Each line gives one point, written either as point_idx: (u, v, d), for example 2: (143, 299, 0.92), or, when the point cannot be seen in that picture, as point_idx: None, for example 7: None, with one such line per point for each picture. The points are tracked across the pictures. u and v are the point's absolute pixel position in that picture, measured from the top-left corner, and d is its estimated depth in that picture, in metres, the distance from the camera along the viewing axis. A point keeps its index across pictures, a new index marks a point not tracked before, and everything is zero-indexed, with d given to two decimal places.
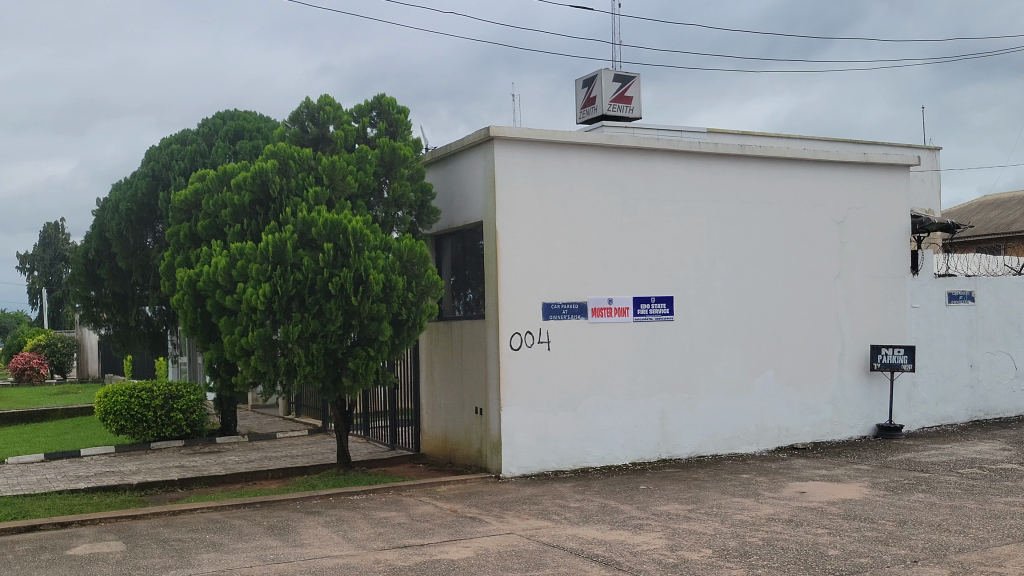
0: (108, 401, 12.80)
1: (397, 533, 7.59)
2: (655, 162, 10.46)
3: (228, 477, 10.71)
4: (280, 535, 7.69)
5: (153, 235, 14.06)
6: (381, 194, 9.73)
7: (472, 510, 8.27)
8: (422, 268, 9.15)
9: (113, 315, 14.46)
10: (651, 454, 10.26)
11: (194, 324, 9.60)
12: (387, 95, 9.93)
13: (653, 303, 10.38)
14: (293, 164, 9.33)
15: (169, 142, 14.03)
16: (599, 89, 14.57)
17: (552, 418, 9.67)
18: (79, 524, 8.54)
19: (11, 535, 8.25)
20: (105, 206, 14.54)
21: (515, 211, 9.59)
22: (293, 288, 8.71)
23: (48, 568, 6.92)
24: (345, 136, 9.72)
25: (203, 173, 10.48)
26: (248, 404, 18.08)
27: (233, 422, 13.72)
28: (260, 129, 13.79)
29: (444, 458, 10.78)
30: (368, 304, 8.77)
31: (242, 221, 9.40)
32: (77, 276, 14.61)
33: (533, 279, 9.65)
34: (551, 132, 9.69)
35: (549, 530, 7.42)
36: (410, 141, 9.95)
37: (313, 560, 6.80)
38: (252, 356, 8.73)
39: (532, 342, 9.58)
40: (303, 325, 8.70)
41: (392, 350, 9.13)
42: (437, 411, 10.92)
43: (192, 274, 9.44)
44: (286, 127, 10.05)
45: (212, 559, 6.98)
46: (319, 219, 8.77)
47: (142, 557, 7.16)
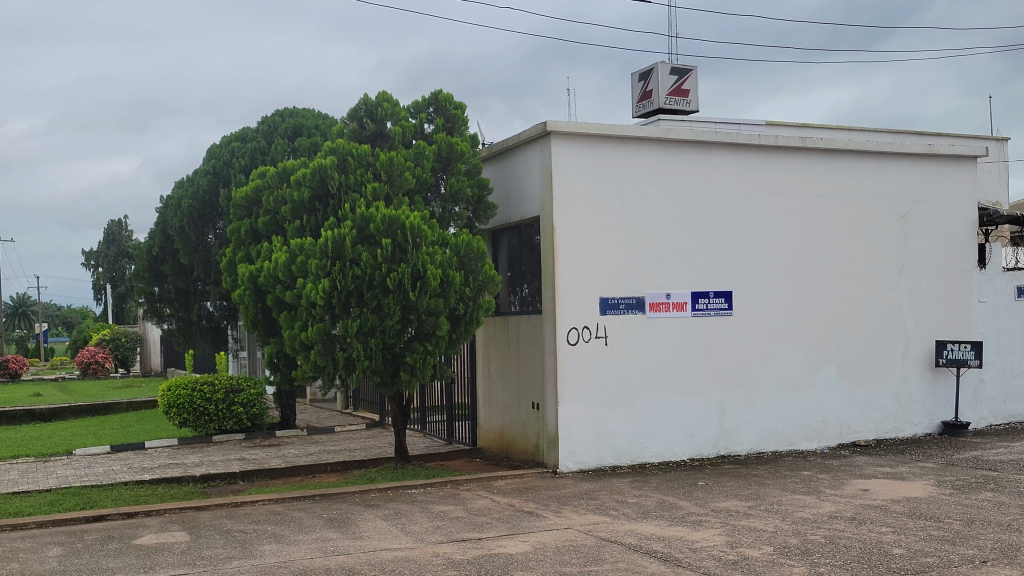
0: (171, 395, 13.08)
1: (455, 527, 7.63)
2: (713, 155, 10.36)
3: (288, 470, 10.86)
4: (340, 528, 7.78)
5: (215, 232, 14.31)
6: (438, 189, 9.79)
7: (529, 505, 8.29)
8: (480, 263, 9.17)
9: (176, 310, 14.74)
10: (710, 450, 10.17)
11: (255, 319, 9.75)
12: (444, 91, 9.96)
13: (712, 298, 10.29)
14: (352, 160, 9.42)
15: (229, 140, 14.24)
16: (655, 83, 14.47)
17: (609, 414, 9.64)
18: (145, 515, 8.72)
19: (80, 524, 8.46)
20: (168, 202, 14.81)
21: (572, 205, 9.57)
22: (352, 283, 8.78)
23: (116, 557, 7.08)
24: (402, 132, 9.79)
25: (264, 170, 10.64)
26: (307, 398, 18.35)
27: (292, 416, 13.91)
28: (318, 126, 13.95)
29: (501, 453, 10.80)
30: (426, 299, 8.81)
31: (302, 217, 9.52)
32: (140, 272, 14.90)
33: (590, 274, 9.63)
34: (608, 126, 9.64)
35: (607, 526, 7.40)
36: (467, 137, 9.98)
37: (373, 552, 6.87)
38: (311, 351, 8.83)
39: (589, 337, 9.56)
40: (362, 320, 8.78)
41: (449, 345, 9.18)
42: (494, 406, 10.95)
43: (253, 270, 9.58)
44: (344, 124, 10.16)
45: (273, 550, 7.08)
46: (377, 214, 8.84)
47: (206, 548, 7.29)
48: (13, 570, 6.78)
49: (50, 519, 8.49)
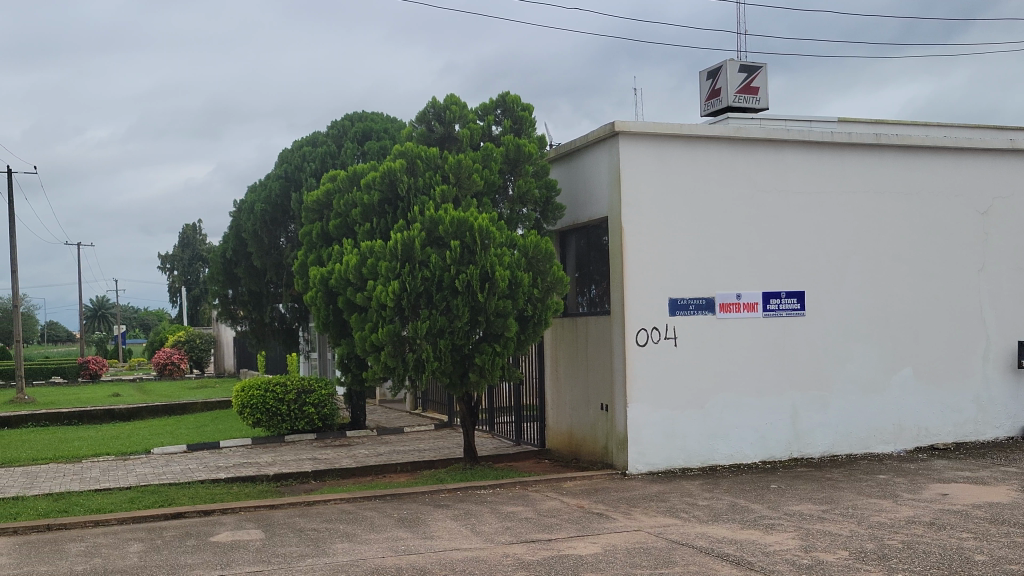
0: (245, 395, 13.35)
1: (525, 527, 7.65)
2: (784, 153, 10.21)
3: (359, 470, 11.00)
4: (411, 528, 7.85)
5: (286, 235, 14.52)
6: (506, 191, 9.83)
7: (598, 506, 8.26)
8: (548, 265, 9.15)
9: (249, 312, 15.03)
10: (782, 453, 10.02)
11: (326, 320, 9.90)
12: (512, 93, 9.99)
13: (784, 298, 10.14)
14: (421, 163, 9.51)
15: (300, 145, 14.47)
16: (723, 81, 14.19)
17: (679, 415, 9.56)
18: (221, 513, 8.92)
19: (159, 521, 8.68)
20: (241, 207, 15.11)
21: (641, 206, 9.52)
22: (422, 285, 8.85)
23: (194, 553, 7.25)
24: (470, 135, 9.84)
25: (334, 174, 10.82)
26: (377, 398, 18.57)
27: (362, 416, 14.07)
28: (387, 129, 14.10)
29: (569, 454, 10.79)
30: (494, 301, 8.83)
31: (372, 220, 9.66)
32: (215, 274, 15.23)
33: (659, 274, 9.57)
34: (677, 125, 9.58)
35: (677, 528, 7.35)
36: (535, 138, 9.99)
37: (443, 552, 6.92)
38: (382, 352, 8.93)
39: (658, 338, 9.51)
40: (431, 321, 8.84)
41: (518, 346, 9.20)
42: (562, 407, 10.95)
43: (324, 272, 9.74)
44: (412, 127, 10.26)
45: (345, 549, 7.18)
46: (446, 217, 8.89)
47: (281, 545, 7.43)
48: (97, 565, 6.99)
49: (130, 516, 8.72)
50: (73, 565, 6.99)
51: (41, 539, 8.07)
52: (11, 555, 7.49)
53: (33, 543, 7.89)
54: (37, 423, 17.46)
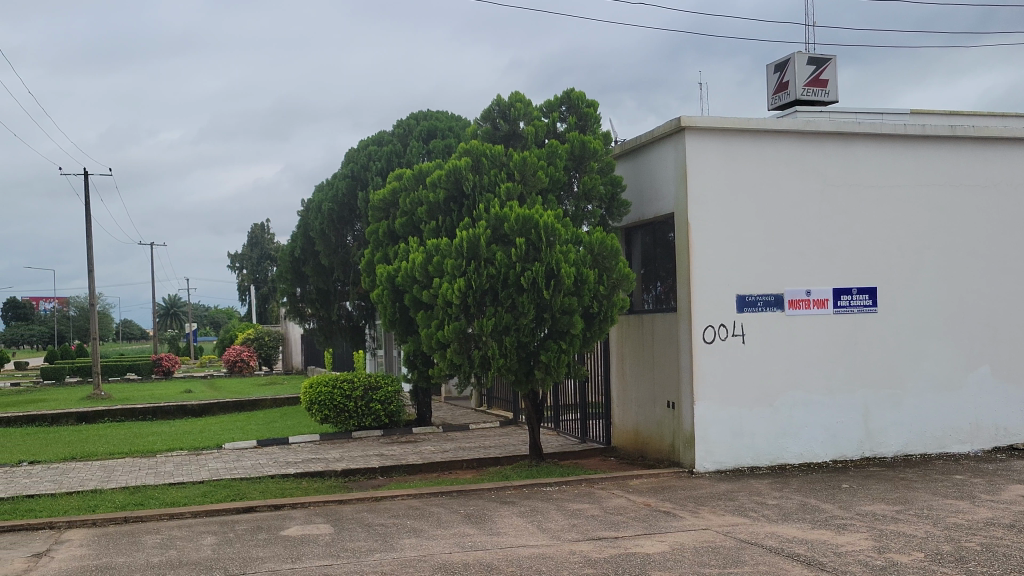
0: (314, 392, 13.55)
1: (592, 525, 7.63)
2: (856, 147, 10.01)
3: (426, 466, 11.08)
4: (477, 524, 7.88)
5: (353, 234, 14.66)
6: (571, 187, 9.81)
7: (666, 505, 8.21)
8: (614, 262, 9.12)
9: (317, 310, 15.24)
10: (854, 452, 9.84)
11: (393, 318, 10.00)
12: (577, 89, 9.95)
13: (855, 294, 9.95)
14: (486, 160, 9.54)
15: (367, 144, 14.63)
16: (791, 73, 13.80)
17: (748, 413, 9.45)
18: (291, 507, 9.06)
19: (232, 515, 8.86)
20: (309, 206, 15.32)
21: (708, 201, 9.42)
22: (487, 282, 8.87)
23: (266, 547, 7.38)
24: (535, 132, 9.84)
25: (400, 173, 10.94)
26: (442, 395, 18.70)
27: (428, 413, 14.16)
28: (452, 128, 14.16)
29: (636, 452, 10.72)
30: (560, 298, 8.81)
31: (437, 217, 9.75)
32: (284, 273, 15.52)
33: (726, 271, 9.47)
34: (744, 119, 9.46)
35: (746, 527, 7.26)
36: (600, 134, 9.94)
37: (510, 549, 6.93)
38: (448, 350, 8.99)
39: (726, 335, 9.40)
40: (497, 319, 8.85)
41: (583, 343, 9.17)
42: (628, 405, 10.90)
43: (391, 270, 9.83)
44: (478, 125, 10.31)
45: (413, 544, 7.25)
46: (512, 214, 8.90)
47: (350, 540, 7.52)
48: (172, 557, 7.16)
49: (204, 509, 8.91)
50: (150, 557, 7.17)
51: (118, 531, 8.29)
52: (90, 546, 7.71)
53: (111, 535, 8.12)
54: (113, 419, 17.96)
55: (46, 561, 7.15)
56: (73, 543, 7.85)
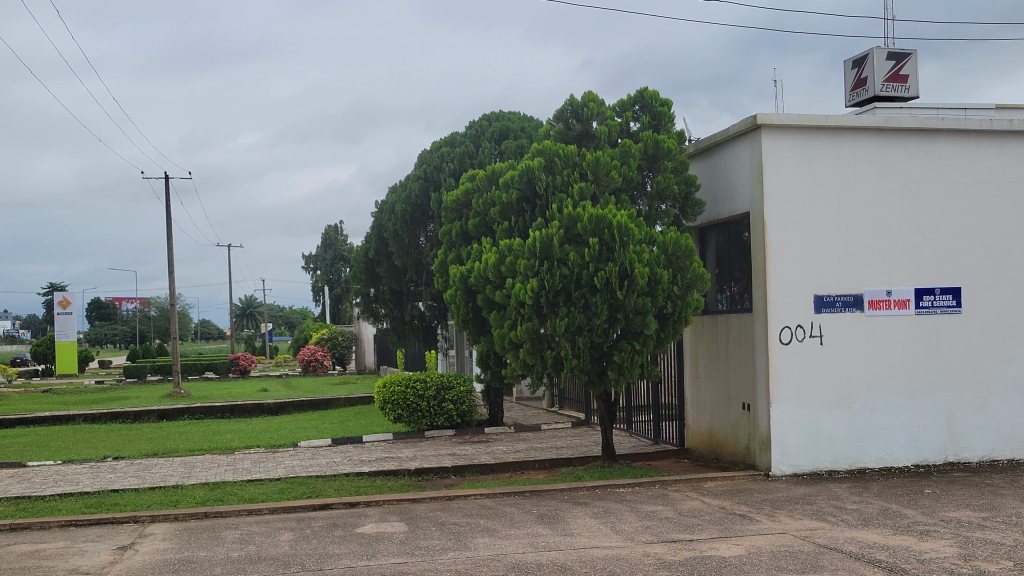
0: (387, 392, 13.71)
1: (666, 527, 7.56)
2: (939, 143, 9.75)
3: (498, 466, 11.12)
4: (550, 524, 7.88)
5: (425, 235, 14.77)
6: (644, 187, 9.74)
7: (741, 508, 8.09)
8: (689, 262, 9.03)
9: (391, 310, 15.40)
10: (937, 456, 9.59)
11: (466, 318, 10.07)
12: (650, 88, 9.89)
13: (938, 294, 9.69)
14: (559, 161, 9.54)
15: (439, 145, 14.74)
16: (870, 69, 13.48)
17: (825, 416, 9.28)
18: (366, 505, 9.17)
19: (308, 512, 9.00)
20: (383, 207, 15.49)
21: (785, 200, 9.28)
22: (560, 283, 8.85)
23: (342, 544, 7.48)
24: (608, 132, 9.80)
25: (473, 174, 11.07)
26: (514, 396, 18.76)
27: (500, 413, 14.20)
28: (524, 128, 14.15)
29: (710, 454, 10.61)
30: (634, 298, 8.75)
31: (511, 218, 9.80)
32: (358, 273, 15.77)
33: (804, 271, 9.31)
34: (823, 116, 9.30)
35: (825, 532, 7.12)
36: (674, 134, 9.84)
37: (584, 549, 6.91)
38: (521, 350, 9.02)
39: (803, 335, 9.25)
40: (570, 319, 8.83)
41: (657, 343, 9.10)
42: (702, 406, 10.78)
43: (464, 270, 9.90)
44: (550, 125, 10.32)
45: (487, 543, 7.27)
46: (585, 214, 8.87)
47: (424, 538, 7.57)
48: (252, 551, 7.30)
49: (280, 506, 9.07)
50: (230, 552, 7.32)
51: (199, 526, 8.48)
52: (173, 540, 7.91)
53: (192, 530, 8.31)
54: (193, 417, 18.42)
55: (130, 554, 7.35)
56: (156, 536, 8.06)
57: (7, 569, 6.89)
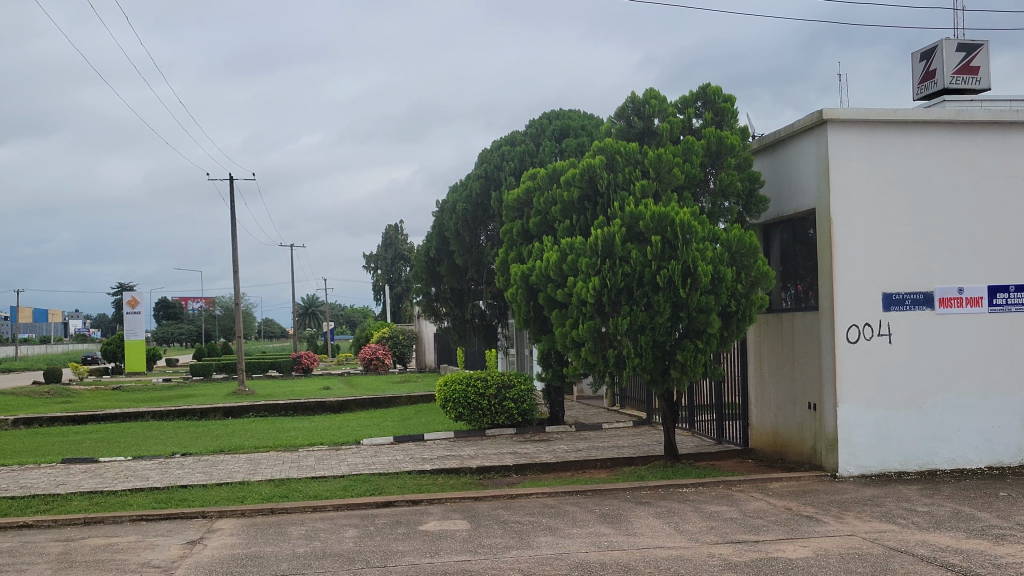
0: (448, 390, 13.79)
1: (730, 528, 7.48)
2: (1013, 137, 9.48)
3: (560, 465, 11.10)
4: (613, 524, 7.84)
5: (486, 233, 14.80)
6: (707, 184, 9.64)
7: (808, 509, 7.97)
8: (754, 259, 8.89)
9: (451, 309, 15.49)
10: (1011, 458, 9.33)
11: (527, 316, 10.09)
12: (713, 84, 9.78)
13: (1012, 292, 9.44)
14: (620, 158, 9.50)
15: (500, 144, 14.78)
16: (939, 62, 13.14)
17: (894, 416, 9.09)
18: (428, 503, 9.22)
19: (371, 509, 9.08)
20: (444, 206, 15.57)
21: (852, 196, 9.11)
22: (622, 281, 8.81)
23: (405, 541, 7.53)
24: (670, 128, 9.72)
25: (534, 173, 11.15)
26: (574, 395, 18.72)
27: (561, 412, 14.17)
28: (584, 126, 14.09)
29: (775, 454, 10.46)
30: (697, 296, 8.66)
31: (572, 216, 9.79)
32: (420, 272, 15.92)
33: (871, 268, 9.14)
34: (891, 111, 9.12)
35: (896, 535, 6.98)
36: (737, 130, 9.72)
37: (647, 549, 6.87)
38: (582, 348, 9.00)
39: (871, 334, 9.07)
40: (632, 317, 8.79)
41: (721, 342, 8.99)
42: (766, 405, 10.64)
43: (525, 269, 9.93)
44: (612, 123, 10.29)
45: (549, 542, 7.27)
46: (647, 211, 8.82)
47: (487, 537, 7.59)
48: (317, 548, 7.39)
49: (345, 503, 9.17)
50: (295, 547, 7.42)
51: (265, 522, 8.62)
52: (240, 535, 8.04)
53: (259, 525, 8.44)
54: (258, 414, 18.72)
55: (199, 548, 7.49)
56: (224, 532, 8.20)
57: (82, 562, 7.08)
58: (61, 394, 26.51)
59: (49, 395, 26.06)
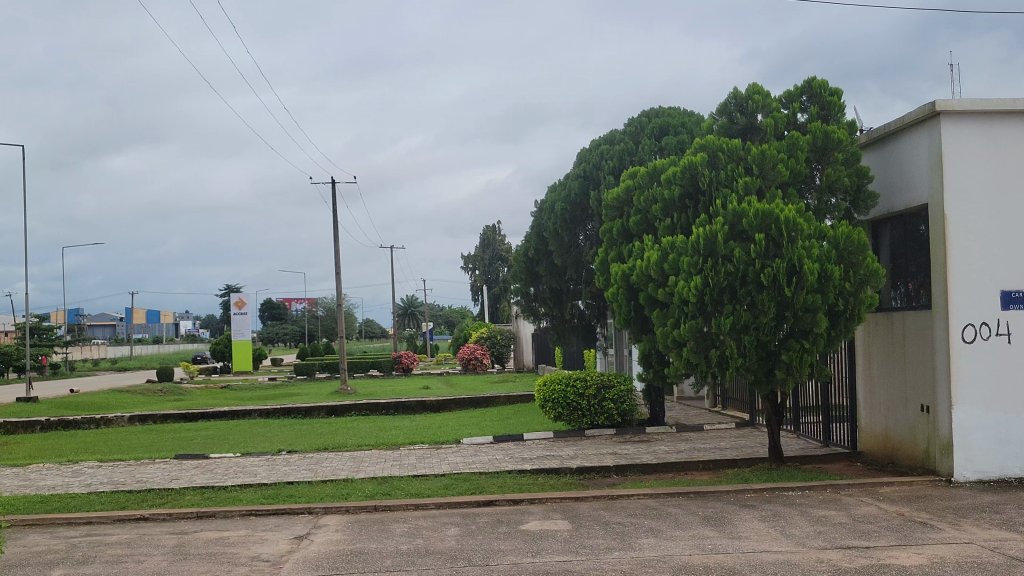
0: (547, 390, 13.80)
1: (840, 533, 7.28)
2: None
3: (661, 466, 10.98)
4: (717, 526, 7.72)
5: (585, 233, 14.75)
6: (813, 180, 9.39)
7: (922, 515, 7.70)
8: (862, 257, 8.60)
9: (551, 309, 15.49)
10: None
11: (628, 316, 10.06)
12: (819, 77, 9.53)
13: None
14: (722, 155, 9.36)
15: (599, 144, 14.72)
16: None
17: (1014, 419, 8.71)
18: (529, 502, 9.24)
19: (473, 508, 9.15)
20: (543, 207, 15.59)
21: (967, 190, 8.77)
22: (725, 280, 8.69)
23: (507, 540, 7.55)
24: (774, 124, 9.52)
25: (634, 171, 11.13)
26: (674, 396, 18.53)
27: (661, 413, 14.02)
28: (685, 123, 13.89)
29: (886, 458, 10.14)
30: (803, 295, 8.44)
31: (673, 214, 9.75)
32: (519, 272, 16.00)
33: (989, 265, 8.78)
34: (1009, 100, 8.75)
35: (1017, 543, 6.69)
36: (844, 124, 9.45)
37: (753, 553, 6.74)
38: (684, 349, 8.93)
39: (989, 334, 8.71)
40: (736, 317, 8.66)
41: (828, 342, 8.73)
42: (876, 408, 10.33)
43: (625, 268, 9.90)
44: (714, 119, 10.18)
45: (652, 544, 7.18)
46: (751, 209, 8.67)
47: (588, 537, 7.56)
48: (420, 545, 7.48)
49: (447, 501, 9.26)
50: (399, 544, 7.52)
51: (369, 519, 8.76)
52: (345, 531, 8.20)
53: (363, 522, 8.59)
54: (360, 413, 19.07)
55: (306, 544, 7.66)
56: (330, 528, 8.38)
57: (195, 555, 7.31)
58: (173, 391, 27.52)
59: (163, 393, 27.08)
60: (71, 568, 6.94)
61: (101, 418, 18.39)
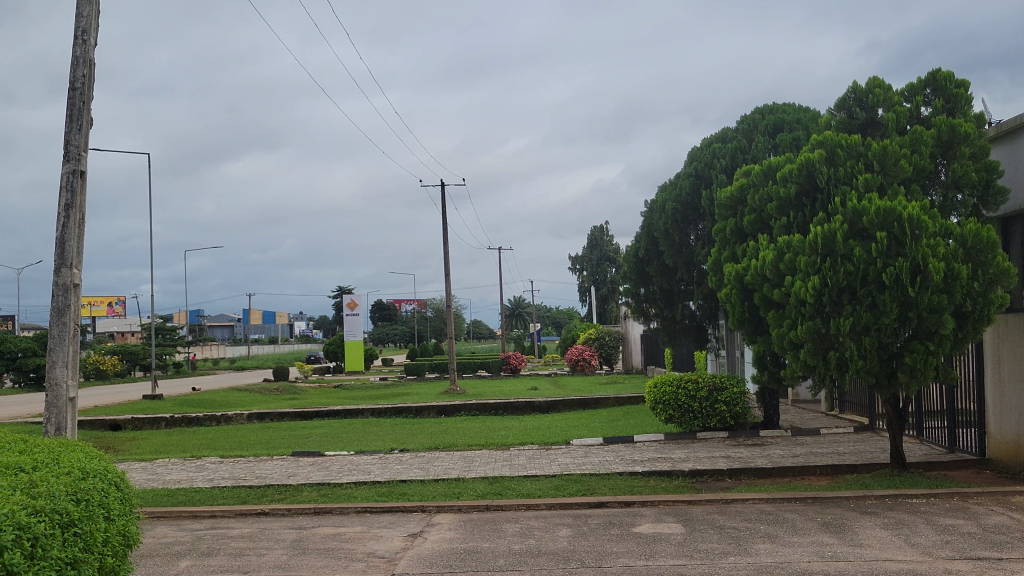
0: (658, 391, 13.69)
1: (968, 543, 6.98)
2: None
3: (776, 471, 10.72)
4: (836, 533, 7.50)
5: (696, 233, 14.58)
6: (938, 176, 9.04)
7: None
8: (992, 255, 8.14)
9: (660, 309, 15.30)
10: None
11: (742, 316, 9.93)
12: (944, 69, 9.19)
13: None
14: (841, 151, 9.13)
15: (711, 142, 14.53)
16: None
17: None
18: (641, 505, 9.18)
19: (584, 509, 9.13)
20: (653, 206, 15.44)
21: None
22: (844, 280, 8.47)
23: (619, 542, 7.51)
24: (897, 119, 9.22)
25: (748, 170, 10.99)
26: (789, 399, 18.12)
27: (776, 416, 13.72)
28: (800, 119, 13.54)
29: (1017, 465, 9.68)
30: (927, 295, 8.09)
31: (789, 214, 9.58)
32: (629, 273, 15.90)
33: None
34: None
35: None
36: (972, 116, 9.06)
37: (876, 562, 6.53)
38: (801, 350, 8.77)
39: None
40: (856, 317, 8.41)
41: (955, 344, 8.36)
42: (1006, 412, 9.87)
43: (739, 269, 9.80)
44: (833, 115, 9.97)
45: (769, 550, 7.03)
46: (872, 206, 8.40)
47: (702, 541, 7.47)
48: (532, 545, 7.51)
49: (557, 502, 9.26)
50: (511, 544, 7.57)
51: (481, 518, 8.82)
52: (458, 530, 8.28)
53: (475, 521, 8.67)
54: (469, 413, 19.26)
55: (421, 541, 7.77)
56: (443, 526, 8.49)
57: (314, 550, 7.50)
58: (287, 390, 28.29)
59: (279, 391, 27.93)
60: (197, 559, 7.20)
61: (222, 416, 19.04)
